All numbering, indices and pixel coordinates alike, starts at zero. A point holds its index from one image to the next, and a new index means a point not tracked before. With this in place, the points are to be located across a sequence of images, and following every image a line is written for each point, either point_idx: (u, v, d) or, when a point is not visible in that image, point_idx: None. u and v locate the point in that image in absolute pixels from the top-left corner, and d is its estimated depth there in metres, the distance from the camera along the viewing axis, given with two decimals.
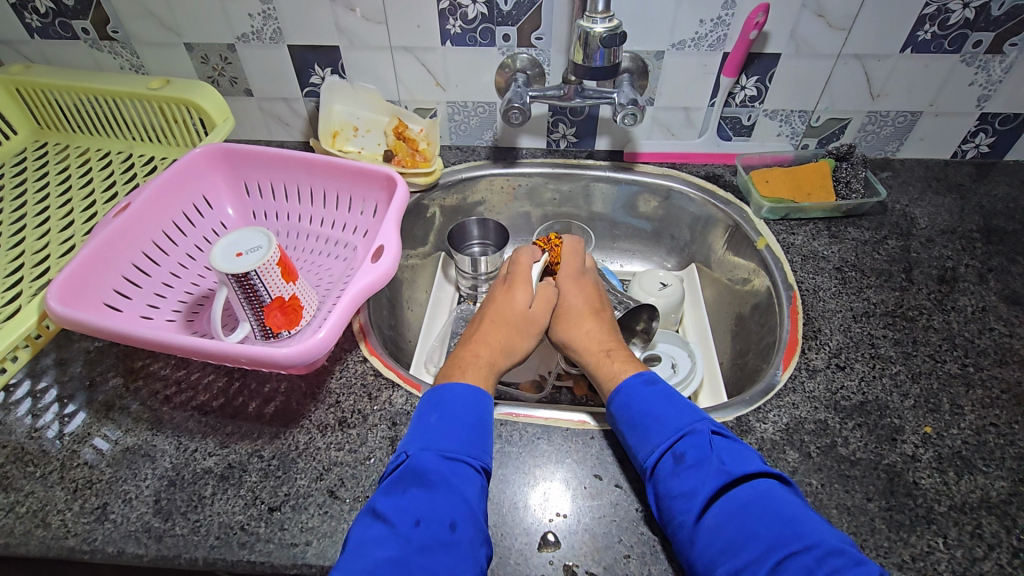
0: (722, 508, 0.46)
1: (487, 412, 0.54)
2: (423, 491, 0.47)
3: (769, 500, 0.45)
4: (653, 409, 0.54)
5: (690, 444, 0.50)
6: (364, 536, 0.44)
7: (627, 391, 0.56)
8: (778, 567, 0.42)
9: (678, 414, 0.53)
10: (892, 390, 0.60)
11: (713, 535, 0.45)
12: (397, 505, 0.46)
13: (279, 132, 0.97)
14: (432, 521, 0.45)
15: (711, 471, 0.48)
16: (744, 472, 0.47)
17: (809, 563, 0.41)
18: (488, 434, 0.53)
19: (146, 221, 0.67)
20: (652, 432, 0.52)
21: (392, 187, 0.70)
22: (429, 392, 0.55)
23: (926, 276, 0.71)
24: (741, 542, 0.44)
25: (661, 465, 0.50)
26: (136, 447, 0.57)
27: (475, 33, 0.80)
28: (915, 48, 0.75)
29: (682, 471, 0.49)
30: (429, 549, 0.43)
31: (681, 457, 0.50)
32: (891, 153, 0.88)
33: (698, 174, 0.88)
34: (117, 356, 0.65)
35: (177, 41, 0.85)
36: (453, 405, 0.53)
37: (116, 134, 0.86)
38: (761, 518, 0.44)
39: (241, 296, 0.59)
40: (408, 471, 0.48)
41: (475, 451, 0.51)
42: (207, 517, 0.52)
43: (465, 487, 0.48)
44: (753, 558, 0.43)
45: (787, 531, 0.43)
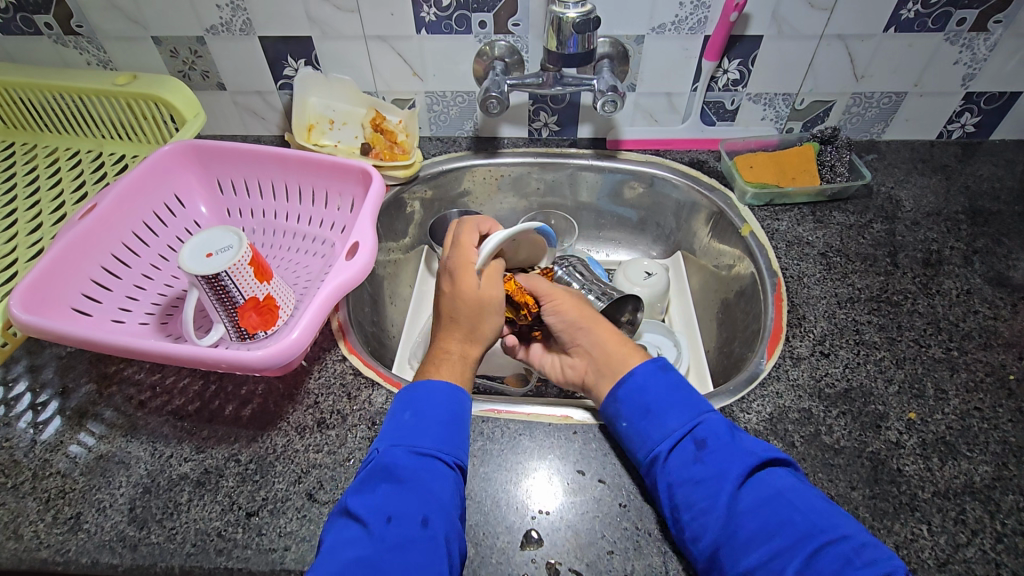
0: (753, 494, 0.46)
1: (462, 406, 0.53)
2: (394, 486, 0.46)
3: (799, 490, 0.46)
4: (666, 396, 0.53)
5: (710, 430, 0.50)
6: (339, 538, 0.44)
7: (643, 375, 0.55)
8: (812, 557, 0.42)
9: (694, 401, 0.52)
10: (876, 376, 0.59)
11: (744, 520, 0.45)
12: (368, 504, 0.45)
13: (255, 126, 0.95)
14: (404, 518, 0.44)
15: (740, 457, 0.48)
16: (768, 460, 0.48)
17: (846, 553, 0.42)
18: (462, 429, 0.52)
19: (114, 222, 0.65)
20: (669, 416, 0.52)
21: (367, 181, 0.69)
22: (403, 390, 0.54)
23: (911, 259, 0.71)
24: (776, 529, 0.44)
25: (680, 451, 0.50)
26: (110, 454, 0.56)
27: (451, 21, 0.78)
28: (898, 27, 0.73)
29: (706, 457, 0.48)
30: (403, 547, 0.43)
31: (704, 443, 0.49)
32: (876, 135, 0.87)
33: (682, 160, 0.86)
34: (90, 361, 0.64)
35: (144, 34, 0.82)
36: (427, 403, 0.52)
37: (86, 132, 0.83)
38: (791, 507, 0.44)
39: (213, 297, 0.58)
40: (378, 469, 0.47)
41: (446, 445, 0.50)
42: (183, 523, 0.51)
43: (439, 484, 0.47)
44: (786, 547, 0.43)
45: (819, 520, 0.44)
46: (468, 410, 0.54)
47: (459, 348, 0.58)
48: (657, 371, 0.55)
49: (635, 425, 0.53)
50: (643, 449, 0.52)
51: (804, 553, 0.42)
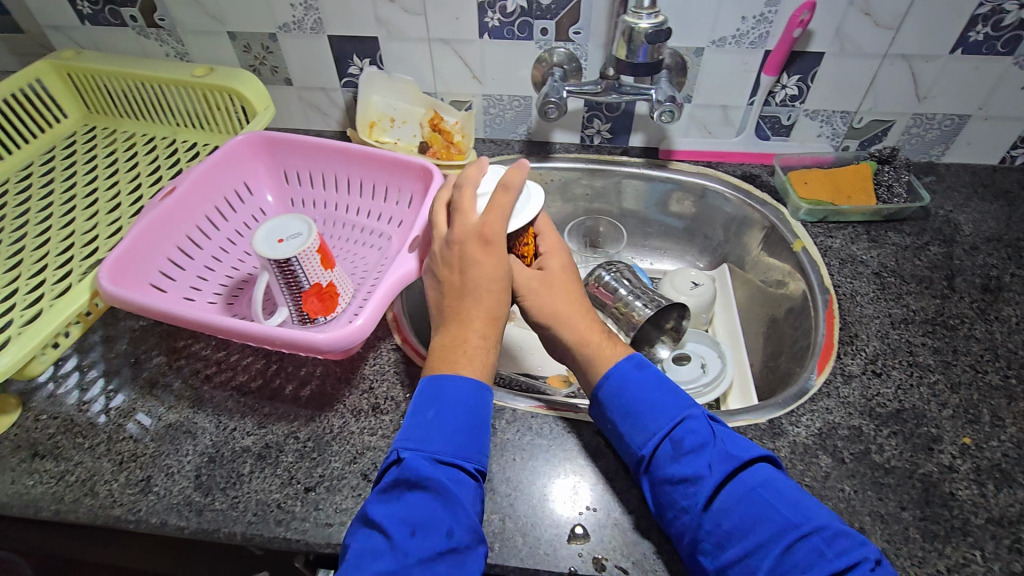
0: (731, 494, 0.46)
1: (487, 405, 0.51)
2: (415, 497, 0.45)
3: (776, 484, 0.46)
4: (646, 396, 0.52)
5: (690, 429, 0.50)
6: (363, 547, 0.44)
7: (617, 377, 0.54)
8: (788, 551, 0.43)
9: (670, 402, 0.52)
10: (930, 399, 0.59)
11: (723, 517, 0.45)
12: (389, 514, 0.45)
13: (316, 121, 0.98)
14: (428, 529, 0.44)
15: (717, 455, 0.48)
16: (748, 459, 0.48)
17: (820, 545, 0.43)
18: (487, 431, 0.51)
19: (190, 205, 0.69)
20: (645, 417, 0.51)
21: (427, 178, 0.71)
22: (422, 382, 0.52)
23: (968, 284, 0.70)
24: (752, 527, 0.44)
25: (661, 452, 0.50)
26: (178, 424, 0.59)
27: (514, 27, 0.80)
28: (965, 49, 0.73)
29: (683, 458, 0.48)
30: (430, 559, 0.43)
31: (682, 443, 0.49)
32: (935, 157, 0.86)
33: (734, 173, 0.86)
34: (160, 335, 0.67)
35: (221, 29, 0.87)
36: (452, 402, 0.49)
37: (161, 119, 0.88)
38: (765, 505, 0.45)
39: (281, 281, 0.61)
40: (398, 479, 0.46)
41: (470, 451, 0.49)
42: (246, 493, 0.54)
43: (462, 493, 0.47)
44: (763, 544, 0.43)
45: (798, 514, 0.44)
46: (489, 412, 0.51)
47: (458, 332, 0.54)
48: (635, 372, 0.54)
49: (618, 422, 0.53)
50: (630, 448, 0.52)
51: (781, 549, 0.43)
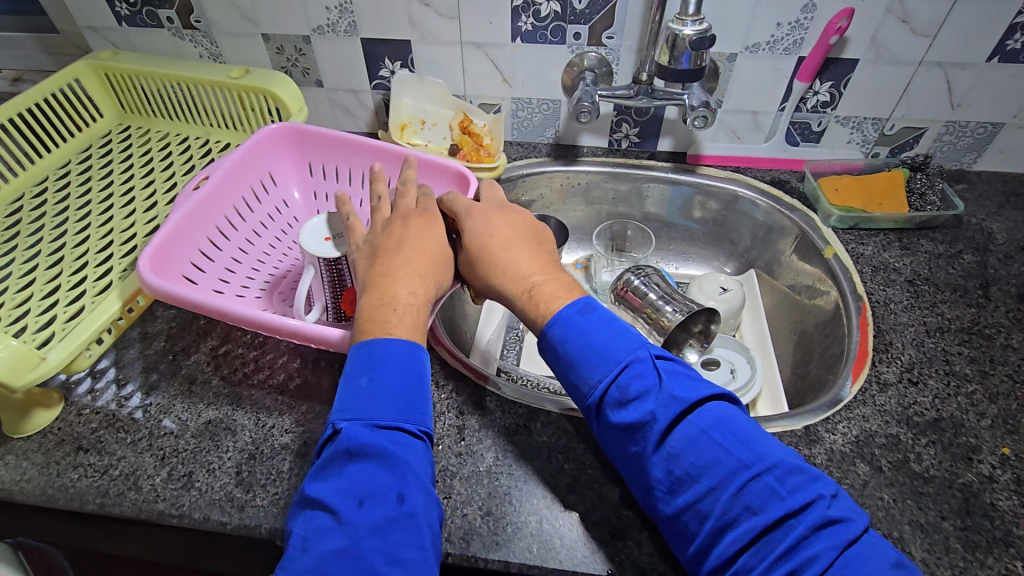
0: (680, 437, 0.45)
1: (424, 365, 0.50)
2: (356, 468, 0.43)
3: (726, 423, 0.46)
4: (593, 341, 0.50)
5: (636, 374, 0.48)
6: (309, 527, 0.42)
7: (562, 325, 0.51)
8: (740, 492, 0.43)
9: (605, 350, 0.49)
10: (968, 408, 0.58)
11: (674, 462, 0.45)
12: (332, 488, 0.43)
13: (344, 122, 0.99)
14: (376, 498, 0.42)
15: (662, 401, 0.46)
16: (695, 400, 0.47)
17: (773, 483, 0.43)
18: (427, 393, 0.49)
19: (220, 197, 0.70)
20: (588, 364, 0.49)
21: (464, 183, 0.71)
22: (354, 349, 0.50)
23: (1004, 293, 0.69)
24: (703, 470, 0.44)
25: (611, 399, 0.48)
26: (217, 420, 0.60)
27: (547, 31, 0.80)
28: (1002, 57, 0.73)
29: (631, 404, 0.47)
30: (383, 528, 0.41)
31: (627, 390, 0.47)
32: (966, 165, 0.86)
33: (763, 179, 0.87)
34: (197, 333, 0.68)
35: (255, 31, 0.88)
36: (385, 367, 0.48)
37: (195, 120, 0.89)
38: (715, 446, 0.44)
39: (326, 279, 0.62)
40: (339, 450, 0.44)
41: (407, 410, 0.47)
42: (286, 491, 0.55)
43: (408, 456, 0.45)
44: (717, 485, 0.43)
45: (747, 452, 0.44)
46: (424, 369, 0.50)
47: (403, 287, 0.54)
48: (576, 317, 0.51)
49: (563, 366, 0.51)
50: (578, 396, 0.50)
51: (733, 491, 0.43)
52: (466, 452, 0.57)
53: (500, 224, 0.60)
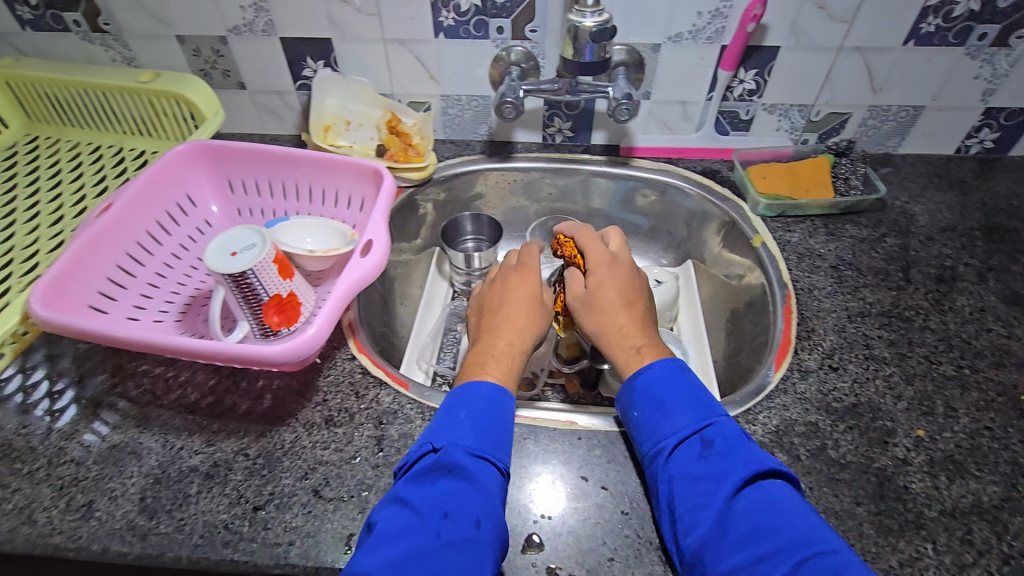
0: (749, 498, 0.46)
1: (505, 408, 0.54)
2: (449, 485, 0.47)
3: (795, 500, 0.46)
4: (679, 395, 0.54)
5: (719, 432, 0.51)
6: (387, 524, 0.44)
7: (659, 368, 0.56)
8: (798, 566, 0.41)
9: (710, 405, 0.53)
10: (885, 392, 0.59)
11: (737, 520, 0.45)
12: (424, 496, 0.46)
13: (272, 125, 0.96)
14: (460, 517, 0.45)
15: (742, 459, 0.48)
16: (774, 471, 0.48)
17: (834, 563, 0.41)
18: (507, 435, 0.53)
19: (129, 220, 0.66)
20: (680, 412, 0.53)
21: (378, 179, 0.70)
22: (458, 385, 0.56)
23: (924, 275, 0.70)
24: (764, 533, 0.43)
25: (685, 449, 0.50)
26: (123, 444, 0.57)
27: (469, 26, 0.78)
28: (918, 41, 0.73)
29: (711, 457, 0.49)
30: (455, 548, 0.43)
31: (710, 443, 0.50)
32: (892, 148, 0.87)
33: (695, 169, 0.86)
34: (106, 353, 0.65)
35: (168, 33, 0.84)
36: (480, 405, 0.53)
37: (108, 128, 0.85)
38: (784, 514, 0.44)
39: (238, 296, 0.59)
40: (440, 464, 0.48)
41: (498, 449, 0.51)
42: (192, 515, 0.52)
43: (489, 489, 0.48)
44: (777, 551, 0.42)
45: (813, 530, 0.43)
46: (511, 418, 0.54)
47: (499, 346, 0.61)
48: (665, 375, 0.56)
49: (645, 416, 0.54)
50: (649, 440, 0.53)
51: (791, 561, 0.41)
52: (383, 463, 0.56)
53: (617, 285, 0.66)
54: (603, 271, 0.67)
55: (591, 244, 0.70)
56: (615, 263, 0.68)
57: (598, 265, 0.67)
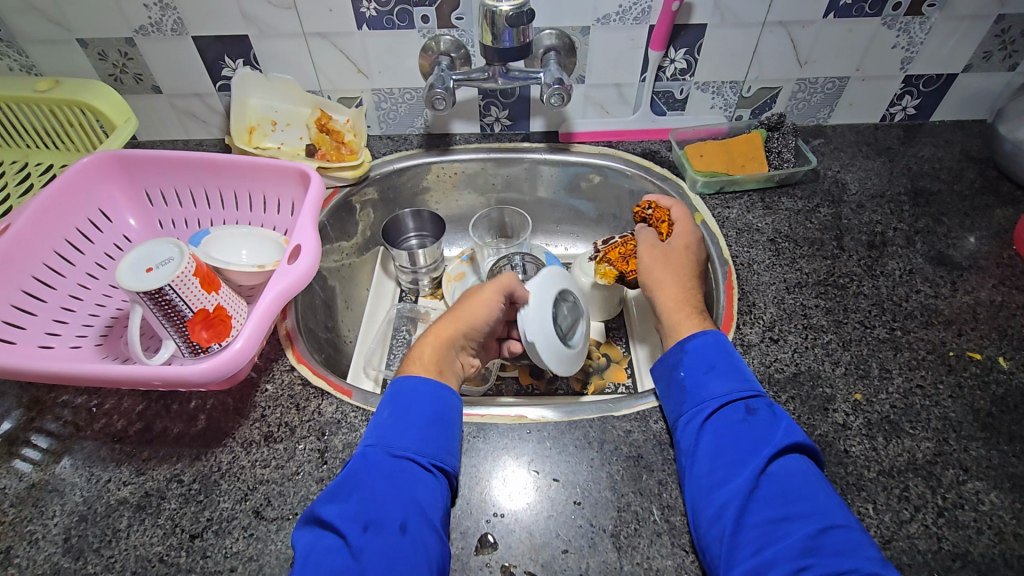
0: (784, 465, 0.47)
1: (428, 401, 0.54)
2: (364, 494, 0.47)
3: (825, 478, 0.48)
4: (732, 367, 0.55)
5: (763, 404, 0.52)
6: (315, 542, 0.45)
7: (717, 340, 0.57)
8: (823, 532, 0.43)
9: (754, 378, 0.55)
10: (824, 359, 0.60)
11: (770, 482, 0.47)
12: (342, 511, 0.46)
13: (196, 130, 0.91)
14: (380, 526, 0.45)
15: (785, 430, 0.50)
16: (812, 449, 0.50)
17: (856, 536, 0.43)
18: (441, 430, 0.52)
19: (33, 242, 0.61)
20: (728, 378, 0.54)
21: (306, 181, 0.67)
22: (388, 390, 0.56)
23: (856, 242, 0.72)
24: (796, 499, 0.45)
25: (730, 409, 0.52)
26: (43, 482, 0.53)
27: (392, 15, 0.76)
28: (837, 13, 0.74)
29: (754, 421, 0.51)
30: (381, 552, 0.44)
31: (754, 411, 0.51)
32: (823, 120, 0.88)
33: (634, 151, 0.86)
34: (20, 386, 0.60)
35: (68, 37, 0.78)
36: (406, 403, 0.53)
37: (9, 142, 0.79)
38: (818, 487, 0.46)
39: (159, 314, 0.55)
40: (352, 476, 0.48)
41: (420, 446, 0.50)
42: (123, 551, 0.49)
43: (413, 488, 0.48)
44: (801, 517, 0.44)
45: (839, 506, 0.45)
46: (456, 408, 0.55)
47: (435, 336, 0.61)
48: (716, 346, 0.57)
49: (693, 376, 0.55)
50: (692, 400, 0.54)
51: (818, 527, 0.43)
52: (328, 476, 0.54)
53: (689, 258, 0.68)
54: (684, 242, 0.69)
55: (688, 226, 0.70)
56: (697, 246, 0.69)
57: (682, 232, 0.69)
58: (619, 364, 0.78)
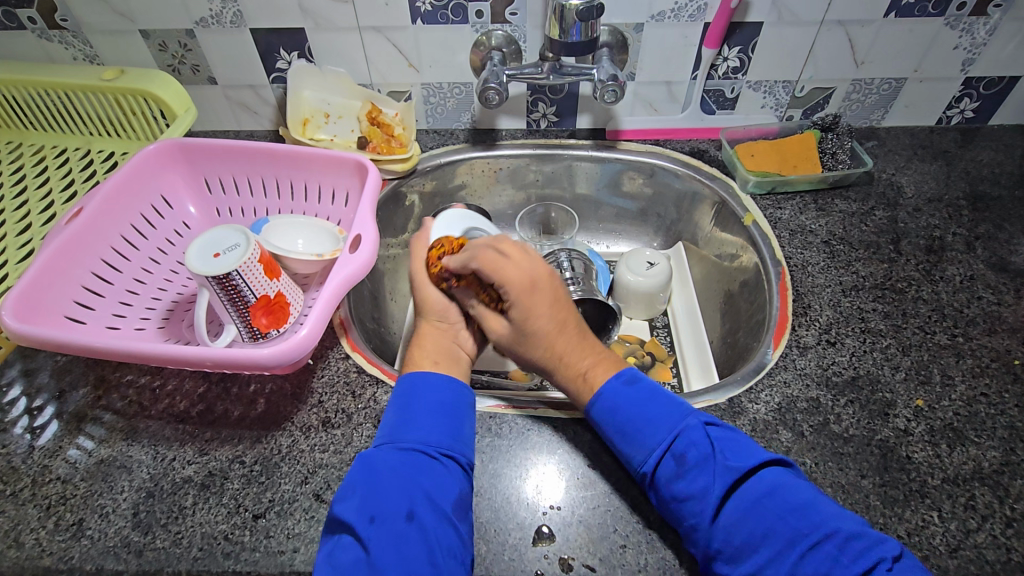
0: (736, 506, 0.45)
1: (436, 393, 0.53)
2: (374, 485, 0.47)
3: (779, 490, 0.45)
4: (637, 413, 0.52)
5: (689, 442, 0.49)
6: (334, 544, 0.45)
7: (609, 396, 0.53)
8: (801, 559, 0.42)
9: (670, 411, 0.51)
10: (883, 363, 0.59)
11: (732, 531, 0.44)
12: (352, 505, 0.46)
13: (248, 121, 0.93)
14: (387, 517, 0.45)
15: (718, 471, 0.47)
16: (750, 465, 0.47)
17: (833, 552, 0.42)
18: (452, 418, 0.52)
19: (102, 226, 0.63)
20: (643, 435, 0.50)
21: (362, 172, 0.69)
22: (397, 383, 0.55)
23: (913, 246, 0.70)
24: (761, 538, 0.44)
25: (663, 469, 0.48)
26: (111, 459, 0.55)
27: (447, 10, 0.76)
28: (898, 13, 0.73)
29: (687, 472, 0.47)
30: (390, 541, 0.44)
31: (684, 458, 0.48)
32: (876, 121, 0.87)
33: (682, 150, 0.86)
34: (87, 364, 0.62)
35: (131, 28, 0.80)
36: (412, 399, 0.53)
37: (72, 129, 0.81)
38: (776, 509, 0.44)
39: (224, 298, 0.56)
40: (361, 468, 0.48)
41: (421, 436, 0.50)
42: (189, 527, 0.50)
43: (420, 477, 0.47)
44: (778, 553, 0.43)
45: (803, 521, 0.43)
46: (464, 398, 0.54)
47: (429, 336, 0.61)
48: (624, 391, 0.53)
49: (617, 443, 0.52)
50: (631, 465, 0.51)
51: (793, 559, 0.42)
52: None
53: (547, 308, 0.57)
54: (521, 285, 0.57)
55: (498, 267, 0.57)
56: (536, 282, 0.57)
57: (521, 294, 0.57)
58: (664, 363, 0.77)
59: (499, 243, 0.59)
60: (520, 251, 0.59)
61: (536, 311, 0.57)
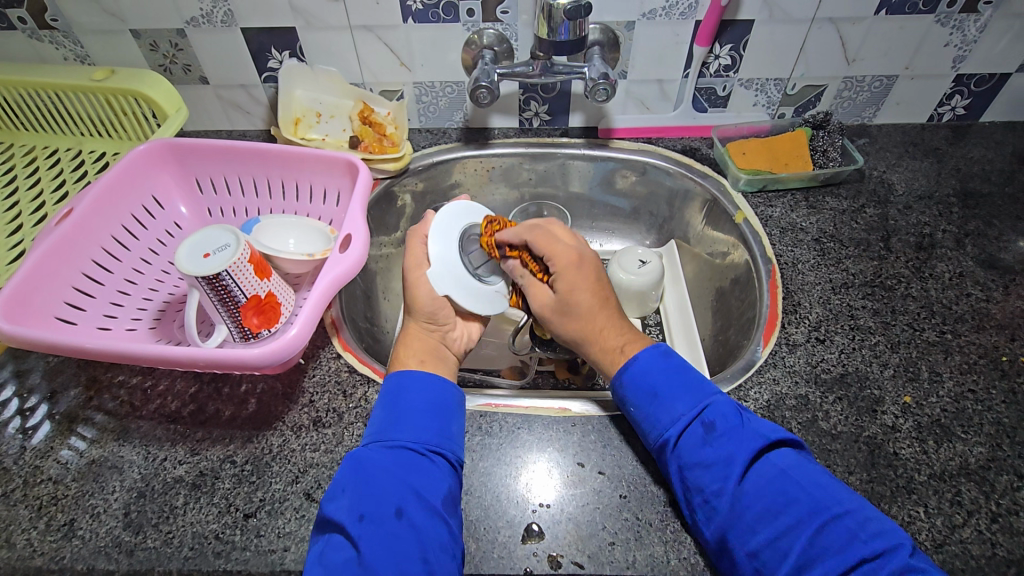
0: (759, 476, 0.46)
1: (423, 390, 0.53)
2: (363, 484, 0.47)
3: (800, 466, 0.47)
4: (668, 381, 0.52)
5: (717, 412, 0.50)
6: (325, 544, 0.45)
7: (645, 360, 0.54)
8: (818, 530, 0.43)
9: (699, 384, 0.52)
10: (872, 360, 0.59)
11: (750, 500, 0.45)
12: (342, 505, 0.46)
13: (240, 121, 0.93)
14: (376, 515, 0.45)
15: (751, 437, 0.48)
16: (775, 440, 0.48)
17: (852, 526, 0.42)
18: (439, 415, 0.52)
19: (92, 227, 0.63)
20: (676, 401, 0.51)
21: (353, 172, 0.69)
22: (384, 384, 0.55)
23: (903, 243, 0.71)
24: (782, 507, 0.44)
25: (689, 436, 0.49)
26: (102, 459, 0.55)
27: (438, 9, 0.76)
28: (889, 10, 0.73)
29: (715, 440, 0.48)
30: (380, 538, 0.44)
31: (712, 426, 0.49)
32: (868, 119, 0.87)
33: (674, 148, 0.86)
34: (79, 364, 0.62)
35: (122, 28, 0.80)
36: (399, 397, 0.53)
37: (63, 130, 0.81)
38: (799, 483, 0.45)
39: (215, 298, 0.56)
40: (349, 467, 0.48)
41: (410, 433, 0.50)
42: (180, 527, 0.51)
43: (408, 475, 0.48)
44: (796, 523, 0.43)
45: (825, 495, 0.44)
46: (452, 394, 0.55)
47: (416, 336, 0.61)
48: (662, 361, 0.54)
49: (642, 411, 0.52)
50: (652, 433, 0.51)
51: (811, 530, 0.43)
52: None
53: (589, 286, 0.60)
54: (568, 260, 0.61)
55: (551, 243, 0.62)
56: (583, 261, 0.61)
57: (566, 268, 0.60)
58: None
59: (550, 227, 0.64)
60: (569, 238, 0.64)
61: (579, 284, 0.60)
